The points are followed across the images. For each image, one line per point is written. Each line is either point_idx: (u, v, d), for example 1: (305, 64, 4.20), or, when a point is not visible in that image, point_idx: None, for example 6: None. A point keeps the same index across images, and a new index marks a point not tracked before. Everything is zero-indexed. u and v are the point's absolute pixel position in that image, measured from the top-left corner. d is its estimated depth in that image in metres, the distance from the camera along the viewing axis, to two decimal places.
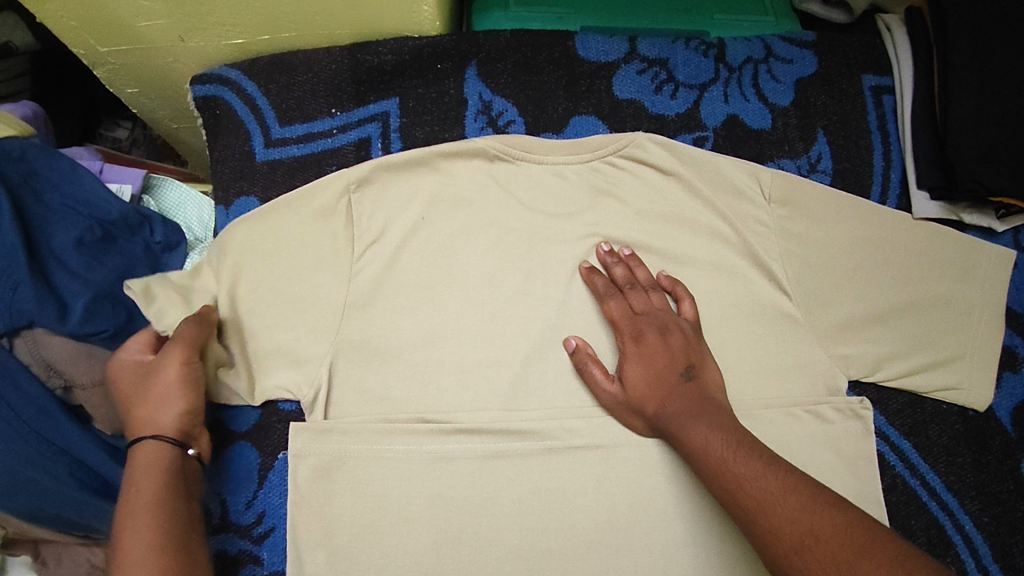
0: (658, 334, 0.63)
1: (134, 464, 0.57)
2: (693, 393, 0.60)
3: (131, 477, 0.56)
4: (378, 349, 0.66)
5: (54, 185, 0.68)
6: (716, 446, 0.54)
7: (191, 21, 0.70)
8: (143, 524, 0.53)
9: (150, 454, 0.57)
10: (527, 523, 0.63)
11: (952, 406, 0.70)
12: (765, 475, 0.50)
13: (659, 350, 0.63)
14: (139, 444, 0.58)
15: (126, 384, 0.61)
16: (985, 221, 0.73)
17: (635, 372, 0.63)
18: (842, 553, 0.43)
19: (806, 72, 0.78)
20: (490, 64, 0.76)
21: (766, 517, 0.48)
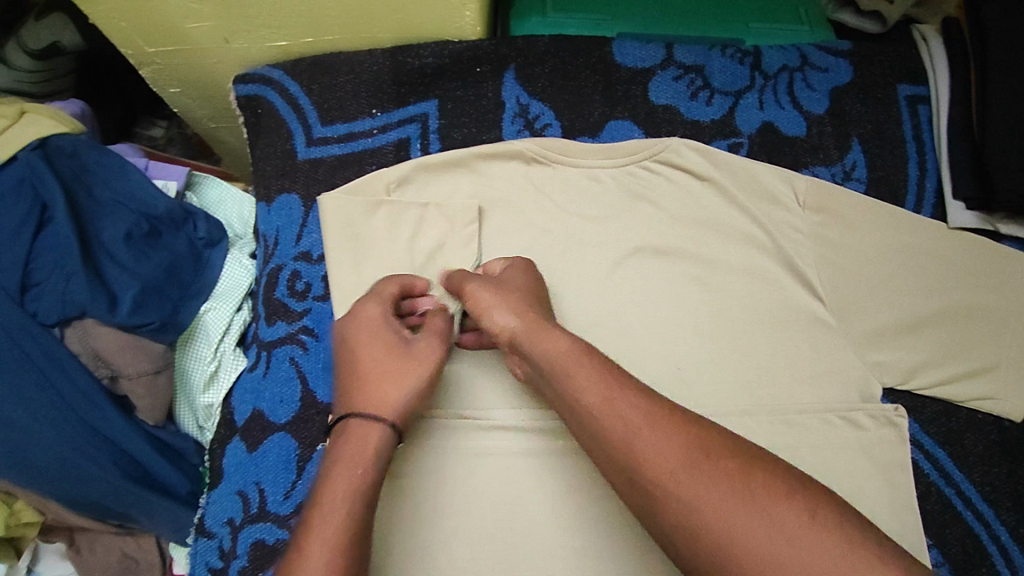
0: (515, 273, 0.64)
1: (350, 434, 0.53)
2: (537, 313, 0.58)
3: (345, 450, 0.52)
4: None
5: (104, 181, 0.70)
6: (585, 398, 0.50)
7: (238, 23, 0.72)
8: (339, 522, 0.47)
9: (370, 432, 0.53)
10: (560, 521, 0.64)
11: (987, 417, 0.69)
12: (627, 405, 0.49)
13: (518, 284, 0.62)
14: (367, 425, 0.54)
15: (372, 341, 0.59)
16: (1022, 232, 0.73)
17: (484, 289, 0.60)
18: (726, 506, 0.43)
19: (841, 81, 0.78)
20: (528, 68, 0.77)
21: (630, 452, 0.47)
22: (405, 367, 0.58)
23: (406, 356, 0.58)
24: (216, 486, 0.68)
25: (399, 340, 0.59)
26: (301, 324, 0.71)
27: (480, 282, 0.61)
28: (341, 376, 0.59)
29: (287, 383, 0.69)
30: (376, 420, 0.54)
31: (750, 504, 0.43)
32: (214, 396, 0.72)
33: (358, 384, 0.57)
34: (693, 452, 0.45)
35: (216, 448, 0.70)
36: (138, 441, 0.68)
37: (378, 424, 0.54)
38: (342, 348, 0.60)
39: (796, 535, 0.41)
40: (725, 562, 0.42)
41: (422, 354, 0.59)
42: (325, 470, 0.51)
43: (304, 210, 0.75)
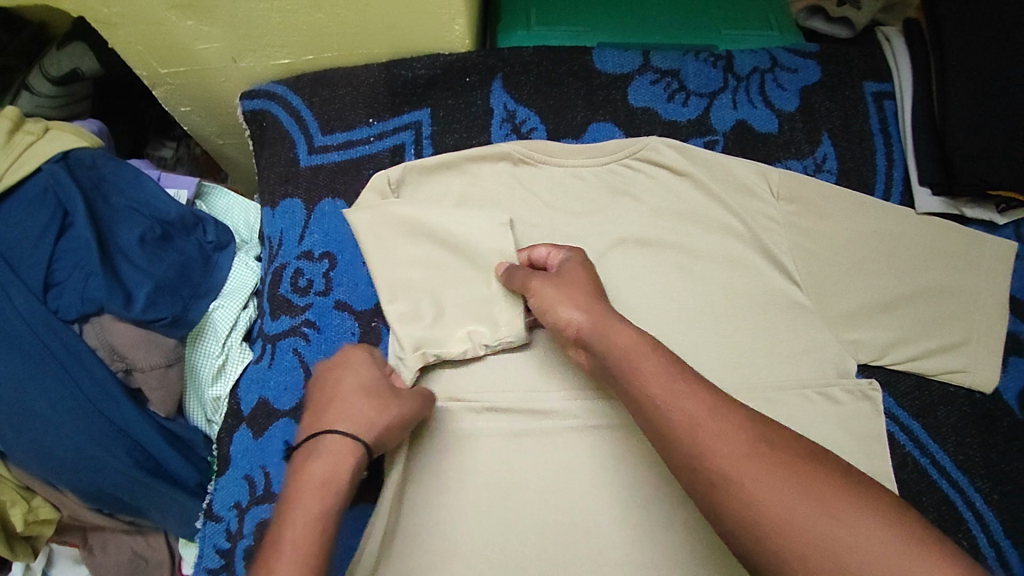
0: (574, 265, 0.65)
1: (325, 455, 0.54)
2: (600, 307, 0.59)
3: (315, 473, 0.52)
4: (468, 333, 0.70)
5: (119, 190, 0.75)
6: (654, 388, 0.51)
7: (244, 43, 0.78)
8: (305, 543, 0.48)
9: (343, 454, 0.54)
10: (553, 498, 0.66)
11: (959, 389, 0.72)
12: (691, 396, 0.49)
13: (576, 277, 0.63)
14: (334, 442, 0.55)
15: (357, 372, 0.61)
16: (986, 215, 0.76)
17: (547, 288, 0.63)
18: (787, 501, 0.42)
19: (810, 80, 0.83)
20: (514, 77, 0.82)
21: (693, 441, 0.47)
22: (385, 399, 0.60)
23: (388, 397, 0.60)
24: (224, 473, 0.72)
25: (378, 379, 0.61)
26: (304, 316, 0.76)
27: (542, 280, 0.64)
28: (315, 405, 0.59)
29: (291, 372, 0.74)
30: (343, 437, 0.55)
31: (811, 496, 0.43)
32: (222, 389, 0.76)
33: (330, 407, 0.58)
34: (756, 445, 0.46)
35: (225, 437, 0.74)
36: (151, 433, 0.72)
37: (353, 444, 0.55)
38: (318, 380, 0.61)
39: (857, 523, 0.41)
40: (780, 553, 0.42)
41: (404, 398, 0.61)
42: (291, 488, 0.52)
43: (306, 212, 0.80)
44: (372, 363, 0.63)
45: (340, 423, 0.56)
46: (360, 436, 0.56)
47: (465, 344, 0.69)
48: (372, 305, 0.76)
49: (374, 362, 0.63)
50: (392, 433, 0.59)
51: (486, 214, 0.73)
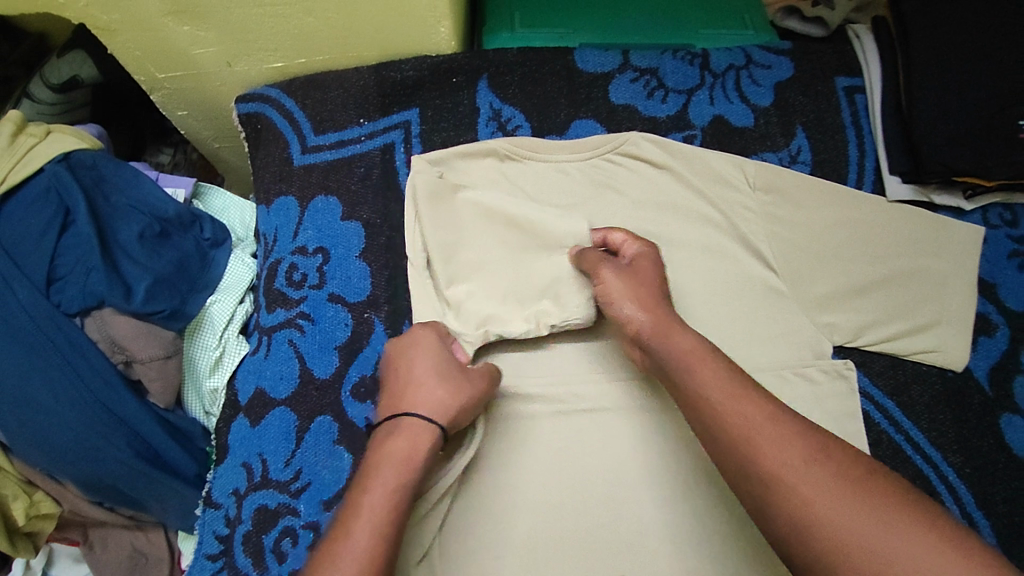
0: (645, 265, 0.69)
1: (404, 433, 0.59)
2: (662, 309, 0.64)
3: (394, 449, 0.58)
4: (534, 314, 0.73)
5: (119, 190, 0.77)
6: (711, 392, 0.55)
7: (239, 47, 0.81)
8: (383, 511, 0.54)
9: (420, 434, 0.60)
10: (540, 478, 0.69)
11: (931, 368, 0.74)
12: (750, 403, 0.53)
13: (648, 275, 0.68)
14: (411, 422, 0.60)
15: (430, 355, 0.66)
16: (953, 201, 0.80)
17: (615, 278, 0.67)
18: (838, 508, 0.46)
19: (784, 76, 0.86)
20: (499, 77, 0.86)
21: (748, 444, 0.51)
22: (457, 382, 0.64)
23: (462, 378, 0.65)
24: (223, 462, 0.74)
25: (453, 361, 0.66)
26: (299, 309, 0.78)
27: (615, 271, 0.68)
28: (394, 385, 0.65)
29: (287, 363, 0.75)
30: (420, 419, 0.61)
31: (867, 505, 0.46)
32: (219, 380, 0.79)
33: (407, 389, 0.63)
34: (812, 453, 0.49)
35: (222, 426, 0.76)
36: (150, 423, 0.74)
37: (428, 426, 0.61)
38: (394, 359, 0.67)
39: (910, 533, 0.44)
40: (826, 553, 0.45)
41: (477, 380, 0.66)
42: (373, 460, 0.58)
43: (300, 210, 0.82)
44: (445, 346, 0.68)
45: (416, 405, 0.62)
46: (434, 418, 0.61)
47: (528, 325, 0.72)
48: (364, 297, 0.78)
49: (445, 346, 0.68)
50: (463, 415, 0.64)
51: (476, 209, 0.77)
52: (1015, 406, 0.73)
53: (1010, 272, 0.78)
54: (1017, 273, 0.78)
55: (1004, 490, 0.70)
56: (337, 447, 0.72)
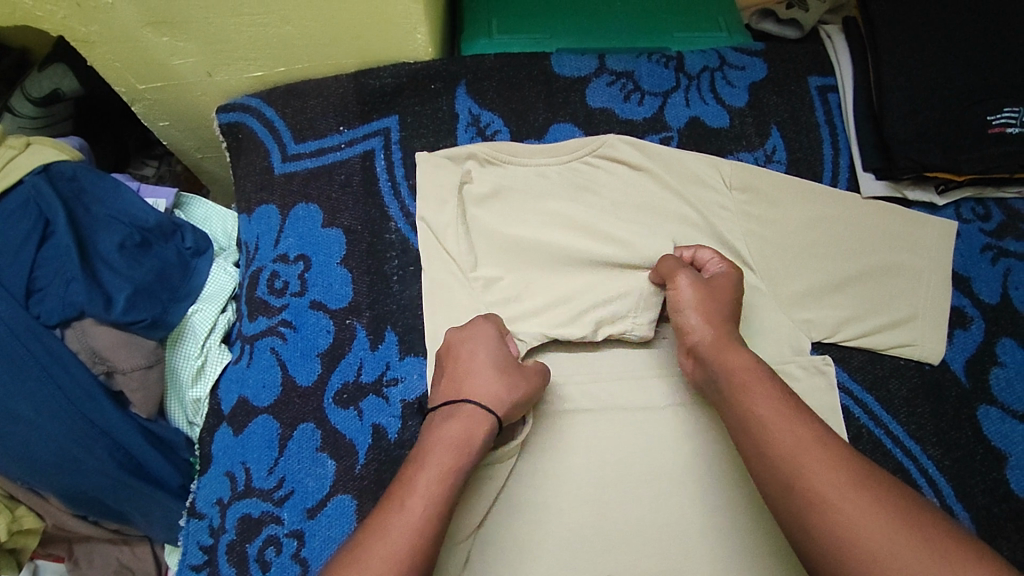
0: (722, 281, 0.70)
1: (460, 421, 0.62)
2: (725, 328, 0.67)
3: (450, 434, 0.61)
4: (594, 319, 0.74)
5: (99, 201, 0.77)
6: (763, 409, 0.58)
7: (218, 57, 0.82)
8: (435, 494, 0.57)
9: (475, 423, 0.62)
10: (524, 480, 0.69)
11: (909, 361, 0.75)
12: (800, 425, 0.56)
13: (722, 292, 0.69)
14: (466, 412, 0.63)
15: (495, 351, 0.68)
16: (926, 196, 0.81)
17: (690, 288, 0.69)
18: (881, 528, 0.48)
19: (758, 77, 0.87)
20: (477, 82, 0.86)
21: (792, 461, 0.54)
22: (512, 376, 0.66)
23: (517, 374, 0.67)
24: (206, 472, 0.74)
25: (511, 358, 0.68)
26: (281, 317, 0.78)
27: (692, 280, 0.69)
28: (452, 371, 0.67)
29: (269, 371, 0.75)
30: (477, 410, 0.63)
31: (914, 531, 0.48)
32: (202, 390, 0.79)
33: (468, 379, 0.65)
34: (859, 477, 0.52)
35: (206, 436, 0.76)
36: (133, 433, 0.74)
37: (486, 417, 0.63)
38: (454, 349, 0.68)
39: (957, 561, 0.46)
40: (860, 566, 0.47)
41: (531, 378, 0.68)
42: (427, 444, 0.61)
43: (281, 218, 0.83)
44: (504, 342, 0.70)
45: (475, 396, 0.64)
46: (490, 411, 0.63)
47: (587, 330, 0.73)
48: (346, 303, 0.78)
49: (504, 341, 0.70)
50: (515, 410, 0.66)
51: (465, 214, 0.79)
52: (992, 398, 0.73)
53: (984, 266, 0.78)
54: (990, 266, 0.79)
55: (983, 482, 0.70)
56: (319, 453, 0.72)
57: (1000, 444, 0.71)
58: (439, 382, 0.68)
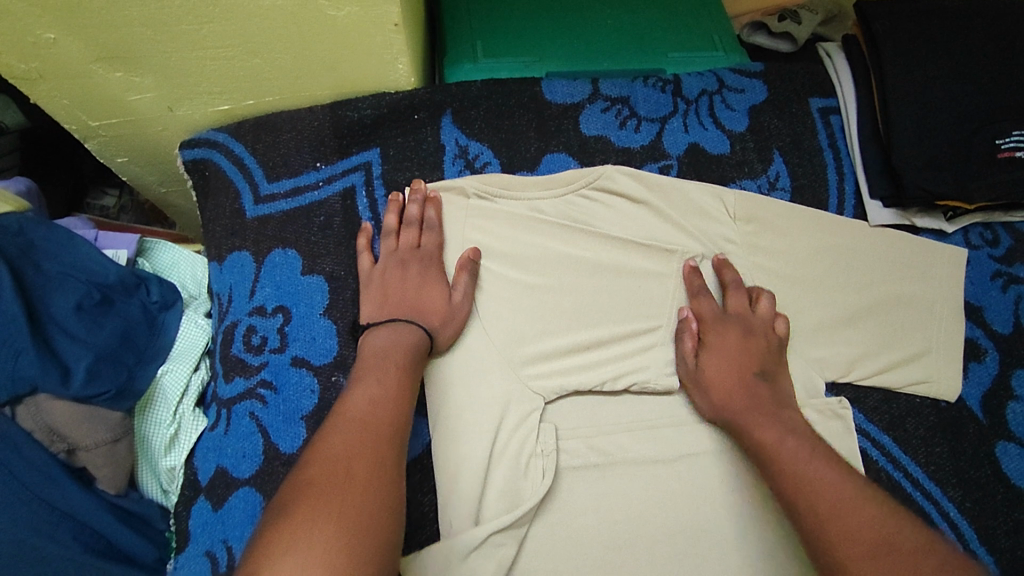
0: (711, 363, 0.68)
1: (399, 331, 0.65)
2: (740, 401, 0.65)
3: (398, 337, 0.65)
4: (614, 371, 0.71)
5: (51, 256, 0.70)
6: (787, 472, 0.58)
7: (180, 91, 0.75)
8: (388, 376, 0.61)
9: (406, 331, 0.65)
10: (532, 545, 0.65)
11: (925, 399, 0.72)
12: (823, 483, 0.55)
13: (718, 368, 0.68)
14: (397, 323, 0.66)
15: (423, 269, 0.71)
16: (935, 223, 0.78)
17: (697, 387, 0.69)
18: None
19: (758, 99, 0.84)
20: (464, 111, 0.81)
21: (826, 529, 0.53)
22: (439, 288, 0.70)
23: (450, 302, 0.69)
24: (183, 550, 0.67)
25: (445, 287, 0.70)
26: (260, 377, 0.71)
27: (692, 377, 0.69)
28: (388, 289, 0.69)
29: (249, 438, 0.69)
30: (408, 323, 0.66)
31: None
32: (176, 459, 0.72)
33: (401, 299, 0.68)
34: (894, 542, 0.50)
35: (181, 510, 0.69)
36: (99, 514, 0.66)
37: (414, 329, 0.66)
38: (384, 270, 0.71)
39: None
40: None
41: (462, 305, 0.70)
42: (371, 337, 0.66)
43: (255, 265, 0.76)
44: (430, 260, 0.72)
45: (408, 311, 0.67)
46: (421, 324, 0.67)
47: (607, 381, 0.71)
48: (331, 359, 0.72)
49: (428, 250, 0.72)
50: (454, 320, 0.69)
51: (456, 252, 0.74)
52: (1010, 433, 0.71)
53: (995, 294, 0.76)
54: (1001, 294, 0.76)
55: (1005, 522, 0.68)
56: None
57: (1020, 482, 0.69)
58: (371, 295, 0.70)
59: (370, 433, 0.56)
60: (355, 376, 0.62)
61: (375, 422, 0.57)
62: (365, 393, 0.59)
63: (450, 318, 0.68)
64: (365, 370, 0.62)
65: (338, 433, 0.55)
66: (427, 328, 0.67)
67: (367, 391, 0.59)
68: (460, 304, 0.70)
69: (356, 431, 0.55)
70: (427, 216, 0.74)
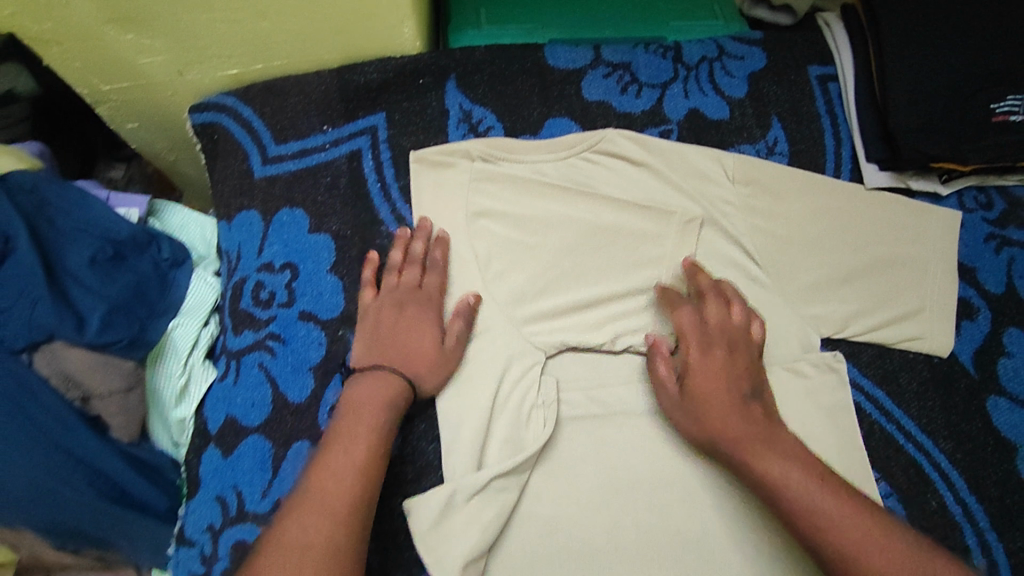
0: (698, 383, 0.65)
1: (381, 381, 0.64)
2: (735, 430, 0.62)
3: (374, 392, 0.63)
4: (613, 328, 0.73)
5: (66, 213, 0.71)
6: (799, 520, 0.57)
7: (189, 55, 0.77)
8: (359, 441, 0.59)
9: (388, 381, 0.64)
10: (533, 491, 0.67)
11: (918, 355, 0.74)
12: (838, 531, 0.55)
13: (707, 389, 0.65)
14: (377, 371, 0.65)
15: (420, 311, 0.69)
16: (930, 186, 0.79)
17: (681, 413, 0.66)
18: None
19: (757, 66, 0.85)
20: (468, 77, 0.82)
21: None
22: (435, 333, 0.68)
23: (439, 350, 0.67)
24: (194, 496, 0.69)
25: (440, 330, 0.68)
26: (268, 330, 0.73)
27: (676, 401, 0.67)
28: (381, 327, 0.68)
29: (258, 388, 0.71)
30: (387, 373, 0.65)
31: None
32: (187, 410, 0.74)
33: (392, 343, 0.67)
34: None
35: (192, 458, 0.71)
36: (113, 461, 0.68)
37: (399, 380, 0.65)
38: (380, 307, 0.69)
39: None
40: None
41: (454, 352, 0.68)
42: (349, 392, 0.64)
43: (264, 224, 0.78)
44: (426, 303, 0.69)
45: (396, 360, 0.66)
46: (405, 374, 0.65)
47: (606, 337, 0.72)
48: (338, 314, 0.74)
49: (427, 292, 0.70)
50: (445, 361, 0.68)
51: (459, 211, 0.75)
52: (1001, 388, 0.73)
53: (988, 255, 0.78)
54: (994, 255, 0.78)
55: (995, 473, 0.70)
56: None
57: (1010, 434, 0.71)
58: (365, 334, 0.69)
59: (332, 513, 0.55)
60: (327, 439, 0.60)
61: (342, 494, 0.56)
62: (334, 460, 0.58)
63: (437, 366, 0.67)
64: (337, 433, 0.60)
65: (300, 517, 0.54)
66: (410, 380, 0.65)
67: (339, 457, 0.58)
68: (450, 350, 0.68)
69: (318, 512, 0.54)
70: (431, 255, 0.73)
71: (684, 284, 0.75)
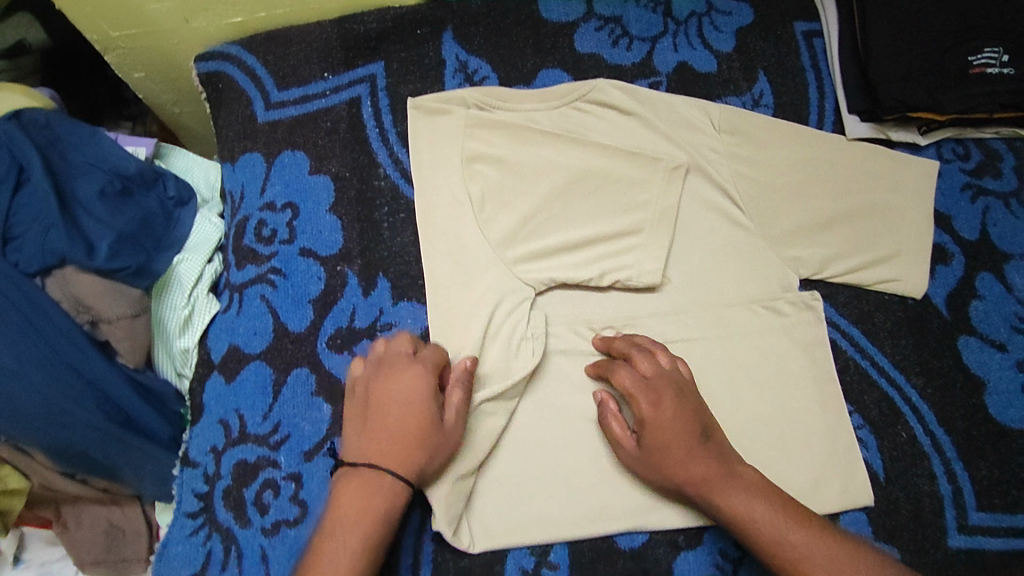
0: (657, 438, 0.64)
1: (372, 480, 0.59)
2: (698, 465, 0.63)
3: (367, 497, 0.59)
4: (600, 267, 0.76)
5: (76, 148, 0.74)
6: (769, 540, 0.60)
7: (195, 2, 0.79)
8: (353, 541, 0.56)
9: (378, 477, 0.59)
10: (523, 416, 0.71)
11: (893, 296, 0.77)
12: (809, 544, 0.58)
13: (668, 439, 0.64)
14: (370, 471, 0.60)
15: (415, 396, 0.62)
16: (910, 137, 0.82)
17: (646, 468, 0.66)
18: None
19: (744, 22, 0.87)
20: (464, 28, 0.85)
21: None
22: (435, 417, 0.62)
23: (437, 428, 0.63)
24: (199, 421, 0.73)
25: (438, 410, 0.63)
26: (270, 265, 0.76)
27: (638, 452, 0.66)
28: (372, 414, 0.62)
29: (260, 319, 0.75)
30: (381, 471, 0.60)
31: None
32: (190, 340, 0.77)
33: (382, 428, 0.61)
34: None
35: (197, 386, 0.75)
36: (121, 386, 0.72)
37: (390, 478, 0.60)
38: (372, 390, 0.63)
39: None
40: None
41: (451, 434, 0.63)
42: (339, 488, 0.59)
43: (266, 165, 0.81)
44: (422, 383, 0.63)
45: (391, 459, 0.60)
46: (399, 472, 0.60)
47: (593, 274, 0.75)
48: (336, 251, 0.77)
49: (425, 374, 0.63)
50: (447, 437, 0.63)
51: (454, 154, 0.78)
52: (971, 328, 0.76)
53: (965, 204, 0.81)
54: (970, 204, 0.81)
55: (961, 407, 0.74)
56: (315, 398, 0.72)
57: (977, 371, 0.75)
58: (357, 421, 0.63)
59: None
60: (318, 537, 0.57)
61: None
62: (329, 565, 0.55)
63: (435, 454, 0.62)
64: (328, 535, 0.57)
65: None
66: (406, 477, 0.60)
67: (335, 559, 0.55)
68: (447, 431, 0.63)
69: None
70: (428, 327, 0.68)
71: (668, 229, 0.77)
